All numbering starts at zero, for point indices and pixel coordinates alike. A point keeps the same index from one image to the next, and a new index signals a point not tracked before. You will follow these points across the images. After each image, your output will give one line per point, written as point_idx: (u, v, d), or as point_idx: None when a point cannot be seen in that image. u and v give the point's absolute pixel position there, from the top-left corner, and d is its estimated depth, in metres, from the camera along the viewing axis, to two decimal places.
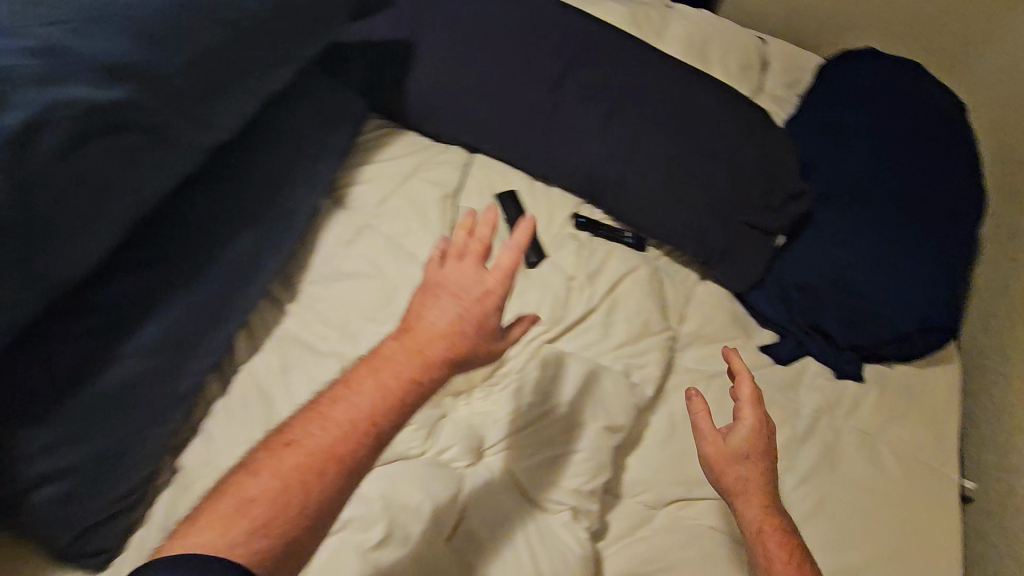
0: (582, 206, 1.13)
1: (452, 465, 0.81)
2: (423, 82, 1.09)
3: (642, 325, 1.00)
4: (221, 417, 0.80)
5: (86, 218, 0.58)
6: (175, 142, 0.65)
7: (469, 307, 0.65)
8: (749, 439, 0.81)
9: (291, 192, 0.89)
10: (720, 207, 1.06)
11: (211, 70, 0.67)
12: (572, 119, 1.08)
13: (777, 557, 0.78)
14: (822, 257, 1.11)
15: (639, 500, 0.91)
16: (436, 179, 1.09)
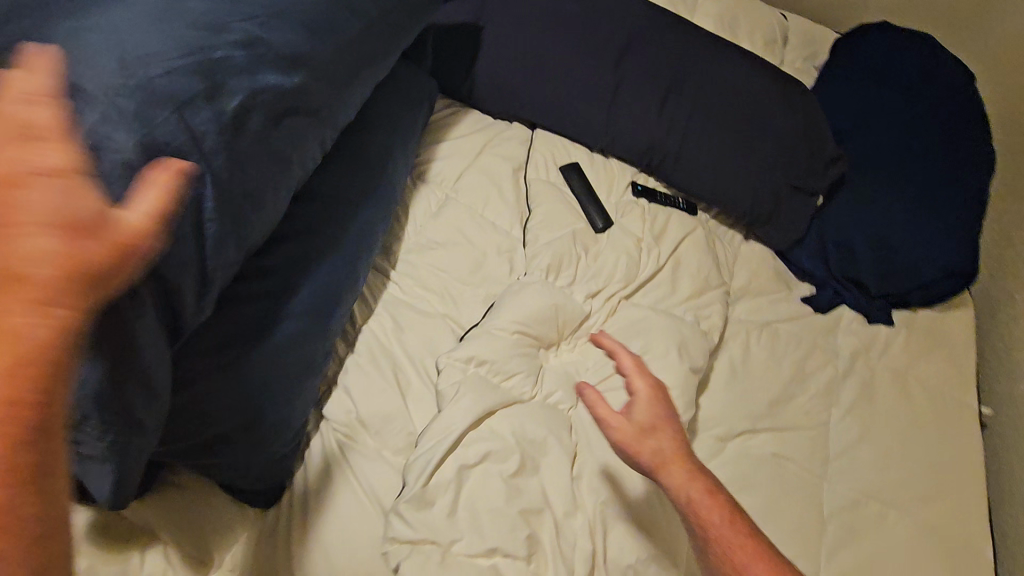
0: (637, 175, 1.23)
1: (559, 408, 0.90)
2: (490, 63, 1.17)
3: (703, 281, 1.11)
4: (352, 373, 0.89)
5: (272, 187, 0.66)
6: (330, 118, 0.73)
7: (51, 211, 0.37)
8: (652, 412, 0.82)
9: (392, 167, 0.97)
10: (767, 172, 1.20)
11: (353, 53, 0.75)
12: (633, 97, 1.20)
13: (720, 520, 0.74)
14: (855, 217, 1.24)
15: (712, 433, 1.02)
16: (505, 154, 1.17)
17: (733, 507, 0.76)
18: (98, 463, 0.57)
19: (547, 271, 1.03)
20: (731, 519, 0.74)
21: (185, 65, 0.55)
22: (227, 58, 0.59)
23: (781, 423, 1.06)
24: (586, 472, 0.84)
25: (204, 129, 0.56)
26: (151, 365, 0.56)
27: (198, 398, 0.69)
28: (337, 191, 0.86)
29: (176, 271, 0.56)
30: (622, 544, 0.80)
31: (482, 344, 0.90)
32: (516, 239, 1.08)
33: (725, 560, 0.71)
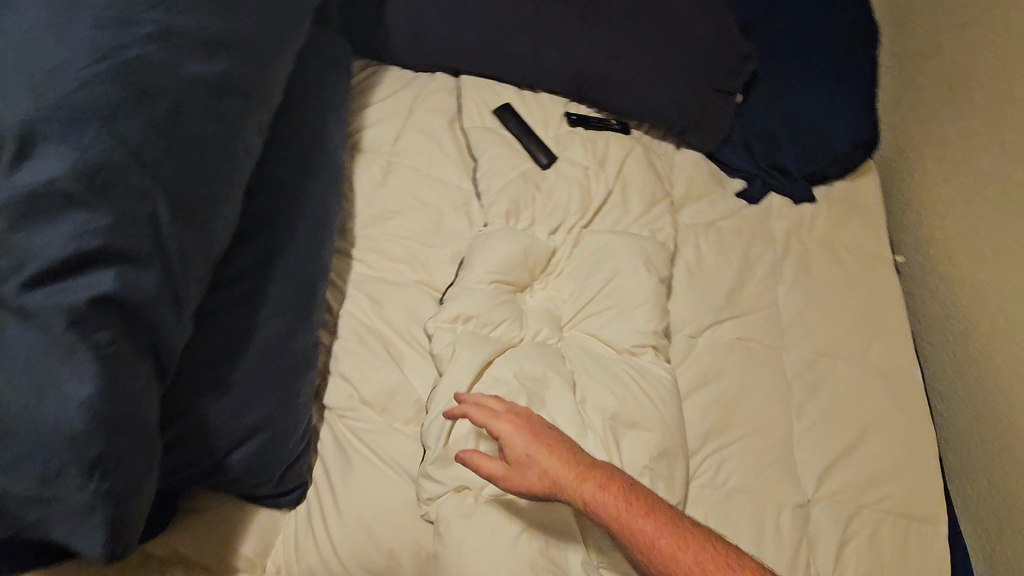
0: (569, 105, 1.24)
1: (548, 343, 0.95)
2: (400, 17, 1.15)
3: (650, 195, 1.17)
4: (345, 357, 0.88)
5: (213, 186, 0.68)
6: (257, 102, 0.74)
7: None
8: (519, 450, 0.74)
9: (329, 140, 0.93)
10: (690, 80, 1.25)
11: (262, 35, 0.75)
12: (553, 26, 1.19)
13: (625, 513, 0.70)
14: (770, 109, 1.34)
15: (684, 333, 1.12)
16: (435, 108, 1.16)
17: (631, 494, 0.72)
18: (86, 519, 0.54)
19: (506, 217, 1.04)
20: (632, 505, 0.71)
21: (92, 80, 0.59)
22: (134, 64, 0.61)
23: (740, 310, 1.17)
24: (591, 392, 0.89)
25: (136, 136, 0.60)
26: (132, 392, 0.57)
27: (198, 420, 0.69)
28: (284, 177, 0.84)
29: (140, 297, 0.58)
30: (636, 448, 0.87)
31: (465, 300, 0.92)
32: (469, 191, 1.09)
33: (640, 553, 0.69)
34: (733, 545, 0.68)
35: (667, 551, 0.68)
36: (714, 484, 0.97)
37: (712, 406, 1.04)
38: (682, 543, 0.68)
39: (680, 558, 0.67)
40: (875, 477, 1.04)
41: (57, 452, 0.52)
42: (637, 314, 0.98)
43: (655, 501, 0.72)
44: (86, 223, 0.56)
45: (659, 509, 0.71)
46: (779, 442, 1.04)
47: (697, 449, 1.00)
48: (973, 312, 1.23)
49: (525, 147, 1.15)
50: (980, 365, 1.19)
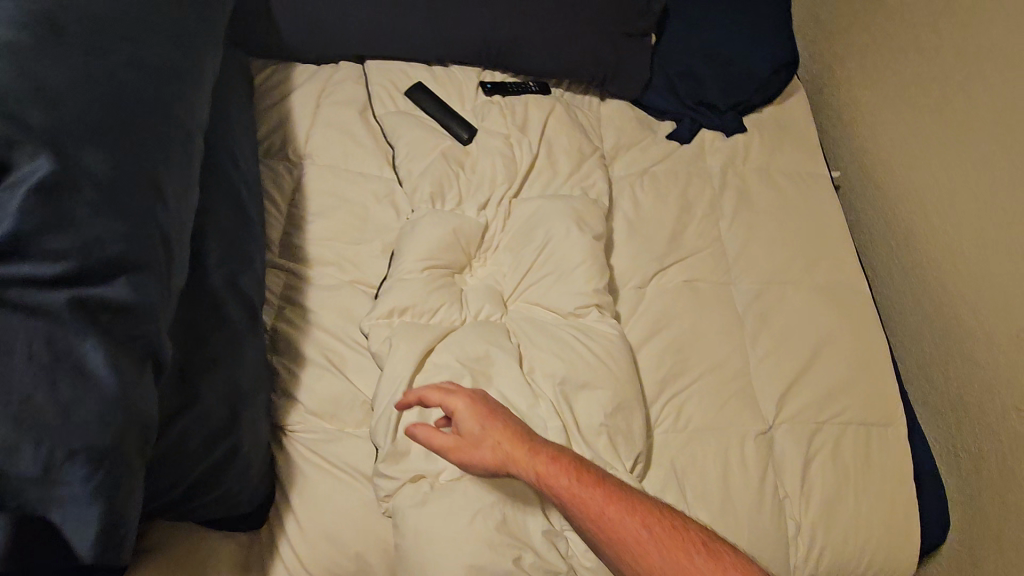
0: (482, 73, 1.22)
1: (491, 320, 0.95)
2: (290, 8, 1.10)
3: (578, 153, 1.16)
4: (286, 370, 0.87)
5: (185, 203, 0.71)
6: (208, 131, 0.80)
7: None
8: (473, 427, 0.74)
9: (233, 149, 0.89)
10: (600, 27, 1.22)
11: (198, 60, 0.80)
12: None
13: (575, 486, 0.71)
14: (688, 45, 1.31)
15: (631, 285, 1.12)
16: (344, 100, 1.12)
17: (584, 469, 0.72)
18: (84, 511, 0.54)
19: (431, 200, 1.02)
20: (584, 478, 0.72)
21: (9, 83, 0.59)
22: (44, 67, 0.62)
23: (684, 253, 1.17)
24: (536, 360, 0.90)
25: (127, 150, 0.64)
26: (117, 382, 0.56)
27: (173, 441, 0.67)
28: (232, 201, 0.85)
29: (116, 290, 0.59)
30: (590, 408, 0.88)
31: (397, 292, 0.91)
32: (391, 180, 1.07)
33: (588, 522, 0.69)
34: (687, 516, 0.69)
35: (615, 518, 0.69)
36: (676, 428, 0.99)
37: (666, 352, 1.05)
38: (630, 511, 0.69)
39: (626, 525, 0.68)
40: (833, 392, 1.06)
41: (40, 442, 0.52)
42: (575, 276, 0.98)
43: (608, 477, 0.73)
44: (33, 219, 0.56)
45: (611, 485, 0.72)
46: (736, 376, 1.05)
47: (655, 397, 1.01)
48: (912, 215, 1.25)
49: (442, 125, 1.13)
50: (924, 265, 1.22)
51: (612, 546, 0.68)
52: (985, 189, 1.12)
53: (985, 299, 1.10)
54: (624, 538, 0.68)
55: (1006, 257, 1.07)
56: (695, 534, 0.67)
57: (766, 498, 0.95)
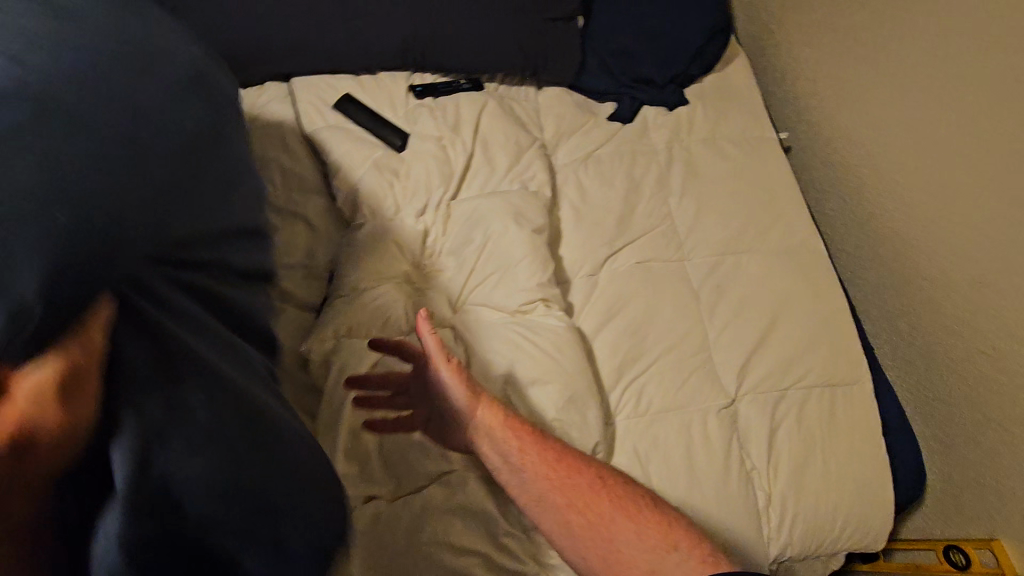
0: (412, 77, 1.21)
1: (436, 327, 0.93)
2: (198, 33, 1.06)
3: (515, 146, 1.14)
4: None
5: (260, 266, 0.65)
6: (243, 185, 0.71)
7: None
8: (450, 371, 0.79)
9: None
10: (523, 15, 1.20)
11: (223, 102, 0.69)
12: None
13: (529, 444, 0.78)
14: (618, 21, 1.30)
15: (583, 273, 1.11)
16: (271, 121, 1.11)
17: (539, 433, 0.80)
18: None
19: (368, 213, 1.01)
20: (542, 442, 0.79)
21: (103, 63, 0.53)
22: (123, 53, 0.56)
23: (634, 234, 1.16)
24: (483, 361, 0.89)
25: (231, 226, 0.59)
26: (300, 458, 0.51)
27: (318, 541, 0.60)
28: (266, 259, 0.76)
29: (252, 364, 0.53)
30: (541, 404, 0.87)
31: (339, 310, 0.90)
32: (326, 198, 1.05)
33: (536, 472, 0.76)
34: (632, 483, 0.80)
35: (559, 474, 0.77)
36: (638, 413, 0.98)
37: (623, 338, 1.04)
38: (573, 470, 0.78)
39: (569, 479, 0.76)
40: (795, 358, 1.05)
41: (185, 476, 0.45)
42: (517, 273, 0.97)
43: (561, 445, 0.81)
44: (168, 313, 0.46)
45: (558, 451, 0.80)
46: (696, 353, 1.04)
47: (614, 384, 1.00)
48: (863, 168, 1.24)
49: (376, 135, 1.12)
50: (878, 217, 1.20)
51: (550, 497, 0.75)
52: (929, 134, 1.12)
53: (938, 244, 1.09)
54: (564, 489, 0.76)
55: (955, 200, 1.07)
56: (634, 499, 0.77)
57: (733, 471, 0.94)
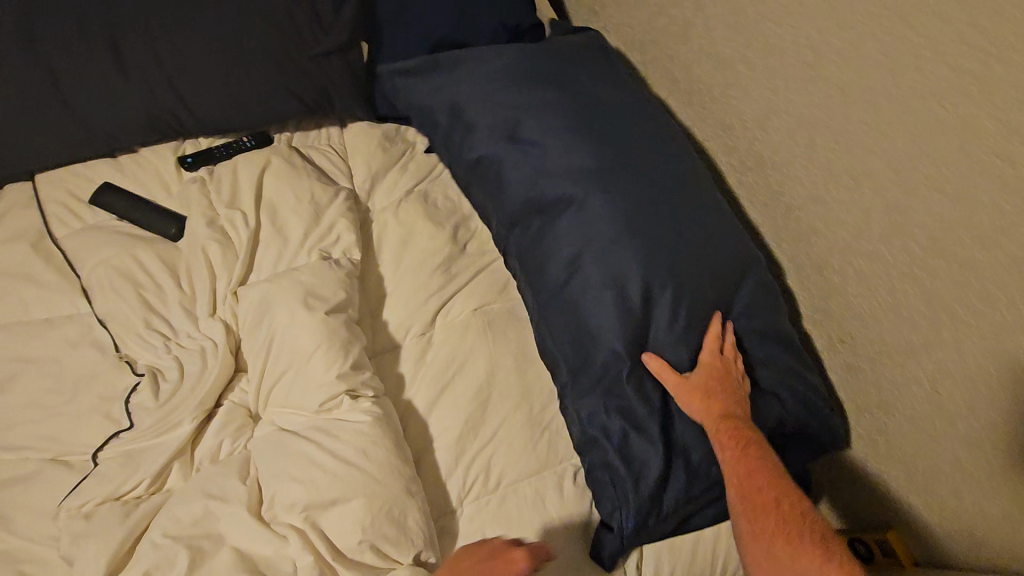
0: (181, 146, 1.05)
1: (235, 450, 0.81)
2: None
3: (310, 204, 0.99)
4: None
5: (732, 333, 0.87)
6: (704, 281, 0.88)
7: None
8: (709, 376, 0.83)
9: None
10: (280, 57, 1.02)
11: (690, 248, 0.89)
12: (75, 67, 0.94)
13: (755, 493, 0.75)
14: (410, 10, 1.11)
15: (413, 335, 0.97)
16: (14, 234, 0.96)
17: (765, 456, 0.78)
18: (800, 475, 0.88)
19: (144, 329, 0.88)
20: (772, 487, 0.75)
21: (698, 230, 0.90)
22: (688, 207, 0.91)
23: (466, 277, 1.02)
24: (277, 489, 0.74)
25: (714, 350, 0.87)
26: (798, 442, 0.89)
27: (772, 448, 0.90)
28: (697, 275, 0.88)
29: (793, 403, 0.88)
30: (343, 529, 0.72)
31: (103, 474, 0.75)
32: (89, 315, 0.90)
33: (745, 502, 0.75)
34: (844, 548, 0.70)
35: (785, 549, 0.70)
36: (486, 491, 0.86)
37: (463, 399, 0.91)
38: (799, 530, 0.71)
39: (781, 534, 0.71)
40: (708, 456, 0.84)
41: (648, 430, 0.83)
42: (310, 368, 0.81)
43: (778, 471, 0.77)
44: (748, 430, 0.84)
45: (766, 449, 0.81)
46: (528, 399, 0.93)
47: (454, 465, 0.87)
48: (710, 126, 1.06)
49: (144, 227, 0.97)
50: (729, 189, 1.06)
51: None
52: (746, 81, 0.95)
53: (790, 206, 0.94)
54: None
55: (784, 144, 0.91)
56: (837, 544, 0.70)
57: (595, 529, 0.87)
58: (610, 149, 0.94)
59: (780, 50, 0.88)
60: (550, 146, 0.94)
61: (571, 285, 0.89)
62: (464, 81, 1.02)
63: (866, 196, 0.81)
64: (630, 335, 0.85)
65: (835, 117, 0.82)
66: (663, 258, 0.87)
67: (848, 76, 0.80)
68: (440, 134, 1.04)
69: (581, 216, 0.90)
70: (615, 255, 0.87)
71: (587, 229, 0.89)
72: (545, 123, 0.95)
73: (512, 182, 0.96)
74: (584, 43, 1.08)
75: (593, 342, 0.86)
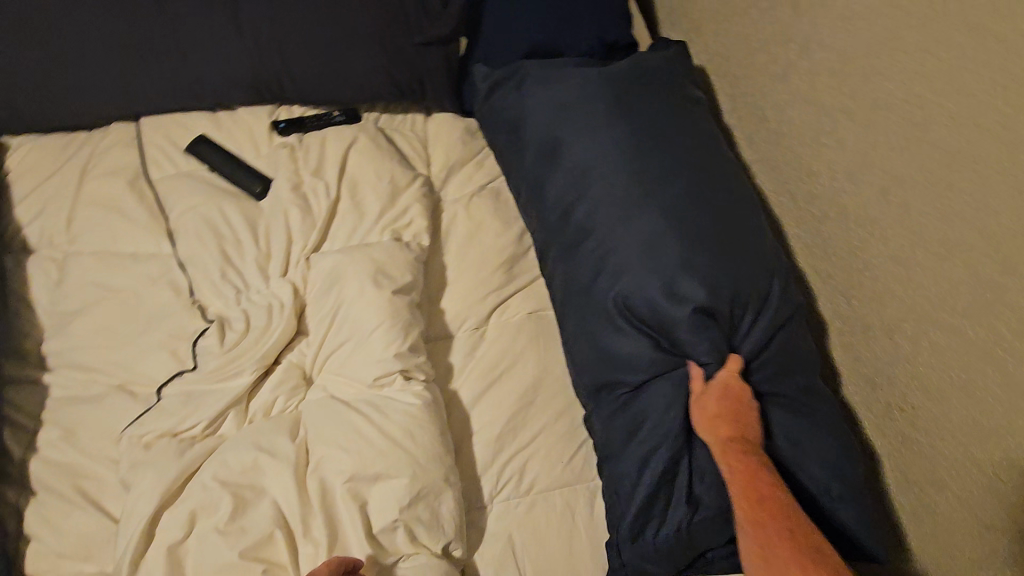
0: (277, 111, 1.09)
1: (287, 409, 0.83)
2: (34, 88, 1.00)
3: (389, 185, 1.02)
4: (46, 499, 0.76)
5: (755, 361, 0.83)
6: (724, 299, 0.83)
7: None
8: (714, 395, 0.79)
9: None
10: (385, 39, 1.05)
11: (710, 263, 0.85)
12: (197, 24, 1.00)
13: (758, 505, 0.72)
14: (515, 15, 1.14)
15: (466, 328, 0.98)
16: (113, 169, 1.01)
17: (770, 477, 0.75)
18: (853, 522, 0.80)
19: (219, 279, 0.91)
20: (775, 503, 0.72)
21: (724, 248, 0.87)
22: (721, 224, 0.89)
23: (526, 280, 1.04)
24: (324, 455, 0.76)
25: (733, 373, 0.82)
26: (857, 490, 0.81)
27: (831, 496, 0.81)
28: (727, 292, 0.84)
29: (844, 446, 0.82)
30: (381, 503, 0.73)
31: (163, 410, 0.79)
32: (170, 258, 0.94)
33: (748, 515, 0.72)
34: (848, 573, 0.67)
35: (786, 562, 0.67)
36: (517, 493, 0.86)
37: (507, 399, 0.92)
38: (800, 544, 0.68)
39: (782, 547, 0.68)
40: None
41: (654, 445, 0.82)
42: (370, 342, 0.84)
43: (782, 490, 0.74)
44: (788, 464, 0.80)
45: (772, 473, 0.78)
46: (570, 410, 0.93)
47: (490, 463, 0.88)
48: (794, 169, 1.04)
49: (232, 182, 1.01)
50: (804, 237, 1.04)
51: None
52: (843, 130, 0.93)
53: (867, 264, 0.92)
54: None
55: (871, 201, 0.90)
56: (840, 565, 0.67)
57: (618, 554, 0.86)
58: (650, 159, 0.93)
59: (887, 106, 0.87)
60: (586, 166, 0.95)
61: (592, 298, 0.90)
62: (526, 92, 1.05)
63: (954, 268, 0.79)
64: (647, 357, 0.85)
65: (937, 181, 0.80)
66: (685, 279, 0.84)
67: (957, 143, 0.78)
68: (500, 149, 1.09)
69: (608, 227, 0.91)
70: (637, 275, 0.86)
71: (616, 248, 0.90)
72: (590, 131, 0.97)
73: (552, 193, 0.99)
74: (659, 60, 1.07)
75: (620, 368, 0.86)
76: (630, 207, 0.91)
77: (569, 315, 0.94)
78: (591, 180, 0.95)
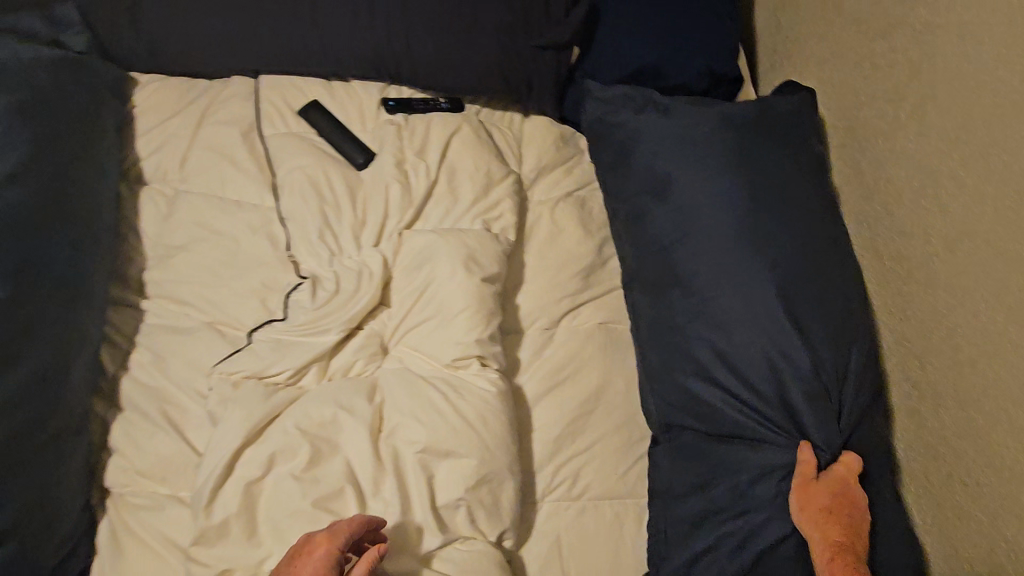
0: (388, 88, 1.13)
1: (364, 373, 0.86)
2: (172, 35, 1.06)
3: (485, 177, 1.04)
4: (133, 418, 0.81)
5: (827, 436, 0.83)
6: (806, 373, 0.85)
7: None
8: (837, 486, 0.79)
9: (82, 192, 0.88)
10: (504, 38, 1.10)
11: (796, 337, 0.87)
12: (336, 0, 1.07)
13: None
14: (629, 34, 1.16)
15: (537, 327, 1.00)
16: (229, 119, 1.06)
17: None
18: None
19: (316, 239, 0.94)
20: None
21: (813, 324, 0.89)
22: (813, 294, 0.91)
23: (600, 291, 1.05)
24: (399, 424, 0.78)
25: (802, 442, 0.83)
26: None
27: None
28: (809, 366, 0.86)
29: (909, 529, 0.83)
30: (448, 480, 0.75)
31: (255, 353, 0.82)
32: (272, 211, 0.98)
33: None
34: None
35: None
36: (568, 496, 0.88)
37: (569, 403, 0.93)
38: None
39: None
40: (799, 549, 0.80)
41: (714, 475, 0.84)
42: (454, 323, 0.86)
43: None
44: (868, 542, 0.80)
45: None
46: (628, 425, 0.94)
47: (546, 462, 0.89)
48: (885, 227, 1.04)
49: (337, 149, 1.05)
50: (886, 296, 1.03)
51: None
52: (948, 199, 0.93)
53: (952, 333, 0.91)
54: None
55: (967, 274, 0.89)
56: None
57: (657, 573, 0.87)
58: (756, 219, 0.95)
59: (1000, 181, 0.87)
60: (702, 212, 0.97)
61: (677, 344, 0.94)
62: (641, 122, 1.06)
63: None
64: (721, 410, 0.88)
65: None
66: (781, 347, 0.87)
67: None
68: (601, 167, 1.10)
69: (703, 280, 0.94)
70: (744, 337, 0.89)
71: (707, 303, 0.93)
72: (703, 179, 0.98)
73: (652, 229, 1.01)
74: (786, 110, 1.07)
75: (706, 417, 0.89)
76: (725, 264, 0.93)
77: (649, 352, 0.97)
78: (693, 229, 0.97)
